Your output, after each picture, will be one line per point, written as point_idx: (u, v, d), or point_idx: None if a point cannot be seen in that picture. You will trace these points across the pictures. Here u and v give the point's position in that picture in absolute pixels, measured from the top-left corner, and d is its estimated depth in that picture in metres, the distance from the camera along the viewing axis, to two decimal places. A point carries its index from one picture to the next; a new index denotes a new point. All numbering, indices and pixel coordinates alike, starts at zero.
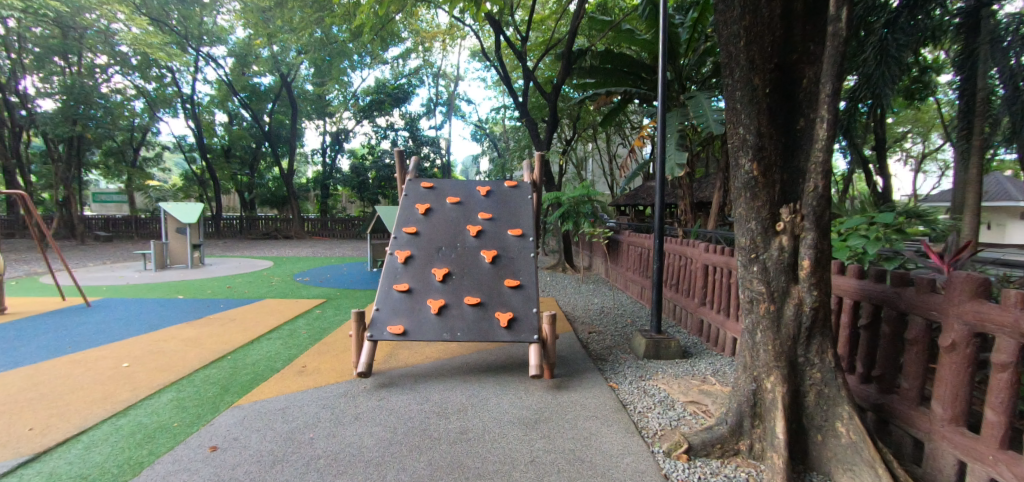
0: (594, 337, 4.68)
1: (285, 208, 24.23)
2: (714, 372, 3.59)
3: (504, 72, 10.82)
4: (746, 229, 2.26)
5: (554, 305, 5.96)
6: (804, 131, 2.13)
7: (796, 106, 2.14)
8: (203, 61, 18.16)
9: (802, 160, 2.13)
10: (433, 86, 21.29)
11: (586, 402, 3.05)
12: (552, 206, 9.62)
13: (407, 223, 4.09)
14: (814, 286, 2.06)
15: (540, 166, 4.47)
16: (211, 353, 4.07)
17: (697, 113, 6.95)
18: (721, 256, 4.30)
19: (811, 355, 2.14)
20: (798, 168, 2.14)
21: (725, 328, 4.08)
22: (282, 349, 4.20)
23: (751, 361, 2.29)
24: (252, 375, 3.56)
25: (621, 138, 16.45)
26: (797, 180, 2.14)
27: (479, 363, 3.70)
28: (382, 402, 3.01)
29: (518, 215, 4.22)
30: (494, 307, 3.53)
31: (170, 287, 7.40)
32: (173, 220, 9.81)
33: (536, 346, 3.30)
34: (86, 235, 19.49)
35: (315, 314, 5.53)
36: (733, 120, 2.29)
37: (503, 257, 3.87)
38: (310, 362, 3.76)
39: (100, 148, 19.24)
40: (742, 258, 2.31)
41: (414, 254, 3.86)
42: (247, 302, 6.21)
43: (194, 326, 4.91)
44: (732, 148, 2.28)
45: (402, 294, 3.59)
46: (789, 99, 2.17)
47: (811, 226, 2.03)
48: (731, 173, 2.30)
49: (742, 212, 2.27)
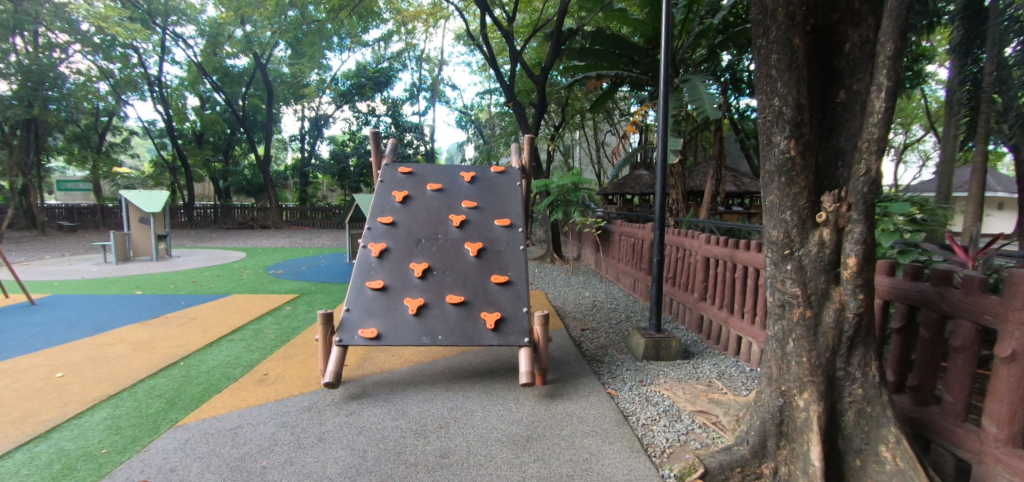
0: (588, 335, 4.35)
1: (262, 196, 23.36)
2: (720, 376, 3.30)
3: (490, 54, 10.37)
4: (778, 220, 1.89)
5: (544, 302, 5.62)
6: (846, 105, 1.80)
7: (835, 75, 1.81)
8: (171, 41, 17.17)
9: (843, 139, 1.79)
10: (416, 71, 20.61)
11: (583, 414, 2.70)
12: (539, 195, 9.28)
13: (382, 212, 3.69)
14: (860, 288, 1.73)
15: (529, 150, 4.12)
16: (163, 358, 3.63)
17: (693, 97, 6.67)
18: (723, 249, 4.01)
19: (853, 367, 1.82)
20: (838, 148, 1.81)
21: (728, 326, 3.83)
22: (244, 353, 3.77)
23: (781, 372, 1.96)
24: (203, 386, 3.13)
25: (610, 125, 16.11)
26: (837, 162, 1.81)
27: (465, 367, 3.34)
28: (351, 417, 2.63)
29: (506, 203, 3.84)
30: (480, 307, 3.15)
31: (129, 282, 6.86)
32: (136, 209, 9.18)
33: (526, 350, 2.94)
34: (49, 225, 18.57)
35: (286, 311, 5.09)
36: (764, 92, 1.91)
37: (490, 250, 3.49)
38: (273, 369, 3.35)
39: (62, 133, 18.23)
40: (771, 254, 1.94)
41: (390, 247, 3.45)
42: (210, 298, 5.72)
43: (147, 326, 4.45)
44: (764, 124, 1.90)
45: (375, 292, 3.19)
46: (825, 65, 1.83)
47: (860, 215, 1.69)
48: (760, 153, 1.93)
49: (773, 199, 1.90)
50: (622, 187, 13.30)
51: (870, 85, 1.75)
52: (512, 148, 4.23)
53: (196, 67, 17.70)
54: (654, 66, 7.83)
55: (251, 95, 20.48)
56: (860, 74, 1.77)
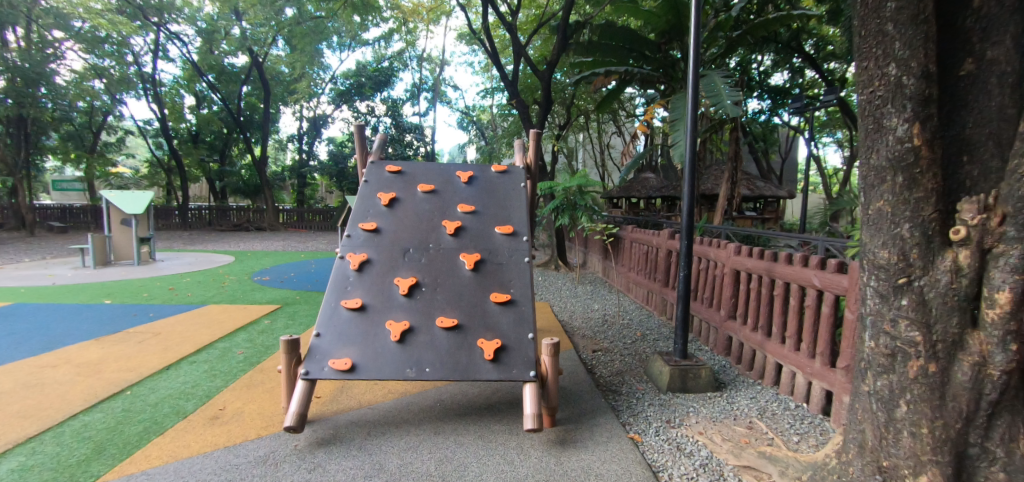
0: (600, 357, 3.85)
1: (258, 198, 22.84)
2: (762, 415, 2.80)
3: (493, 50, 9.89)
4: (891, 235, 1.43)
5: (551, 317, 5.08)
6: (974, 77, 1.40)
7: (957, 38, 1.43)
8: (167, 39, 16.76)
9: (969, 124, 1.40)
10: (417, 71, 20.17)
11: (602, 471, 2.16)
12: (543, 198, 8.75)
13: (365, 218, 3.17)
14: (1012, 336, 1.21)
15: (535, 148, 3.64)
16: (107, 386, 3.11)
17: (711, 93, 6.16)
18: (759, 261, 3.50)
19: (994, 442, 1.32)
20: (963, 138, 1.41)
21: (765, 351, 3.33)
22: (202, 379, 3.25)
23: (882, 443, 1.47)
24: (144, 425, 2.61)
25: (615, 127, 15.61)
26: (961, 156, 1.41)
27: (459, 402, 2.84)
28: (314, 474, 2.10)
29: (508, 208, 3.33)
30: (476, 333, 2.61)
31: (101, 289, 6.35)
32: (117, 211, 8.69)
33: (532, 386, 2.41)
34: (39, 226, 18.10)
35: (263, 326, 4.58)
36: (869, 64, 1.48)
37: (489, 263, 2.96)
38: (232, 403, 2.84)
39: (55, 132, 17.83)
40: (879, 283, 1.48)
41: (372, 258, 2.94)
42: (183, 309, 5.21)
43: (103, 344, 3.93)
44: (874, 104, 1.46)
45: (352, 313, 2.66)
46: (944, 27, 1.46)
47: (1020, 230, 1.18)
48: (867, 142, 1.49)
49: (881, 207, 1.46)
50: (628, 190, 12.78)
51: (1011, 50, 1.35)
52: (516, 146, 3.74)
53: (192, 65, 17.24)
54: (667, 61, 7.46)
55: (248, 94, 20.03)
56: (996, 36, 1.37)
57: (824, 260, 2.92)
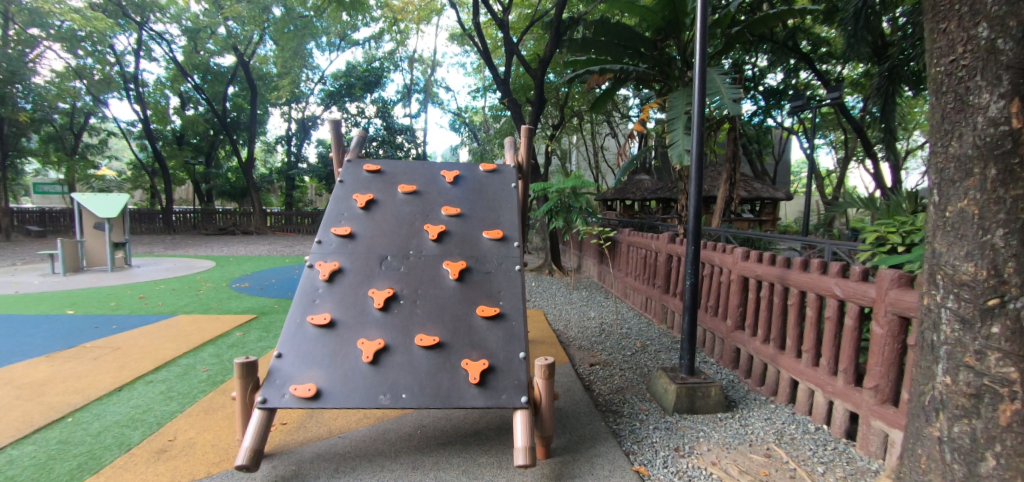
0: (598, 371, 3.57)
1: (246, 201, 22.33)
2: (780, 440, 2.53)
3: (484, 48, 9.59)
4: (982, 239, 1.38)
5: (545, 326, 4.76)
6: None
7: None
8: (151, 38, 16.30)
9: None
10: (408, 71, 19.84)
11: None
12: (537, 200, 8.46)
13: (338, 221, 2.86)
14: None
15: (527, 146, 3.36)
16: (46, 412, 2.76)
17: (710, 90, 5.91)
18: (771, 268, 3.23)
19: None
20: None
21: (778, 365, 3.07)
22: (157, 402, 2.92)
23: None
24: (79, 461, 2.27)
25: (610, 128, 15.37)
26: None
27: (442, 428, 2.54)
28: None
29: (497, 210, 3.03)
30: (460, 352, 2.30)
31: (65, 297, 5.95)
32: (90, 214, 8.27)
33: (524, 414, 2.11)
34: (17, 231, 17.52)
35: (234, 338, 4.24)
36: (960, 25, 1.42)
37: (475, 271, 2.65)
38: (185, 432, 2.51)
39: (34, 133, 17.30)
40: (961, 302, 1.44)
41: (344, 267, 2.62)
42: (151, 320, 4.85)
43: (54, 362, 3.58)
44: (965, 73, 1.41)
45: (319, 331, 2.35)
46: None
47: None
48: (957, 123, 1.44)
49: (968, 204, 1.41)
50: (622, 193, 12.58)
51: None
52: (506, 144, 3.46)
53: (176, 65, 16.77)
54: (663, 59, 7.20)
55: (235, 95, 19.56)
56: None
57: (845, 267, 2.67)
